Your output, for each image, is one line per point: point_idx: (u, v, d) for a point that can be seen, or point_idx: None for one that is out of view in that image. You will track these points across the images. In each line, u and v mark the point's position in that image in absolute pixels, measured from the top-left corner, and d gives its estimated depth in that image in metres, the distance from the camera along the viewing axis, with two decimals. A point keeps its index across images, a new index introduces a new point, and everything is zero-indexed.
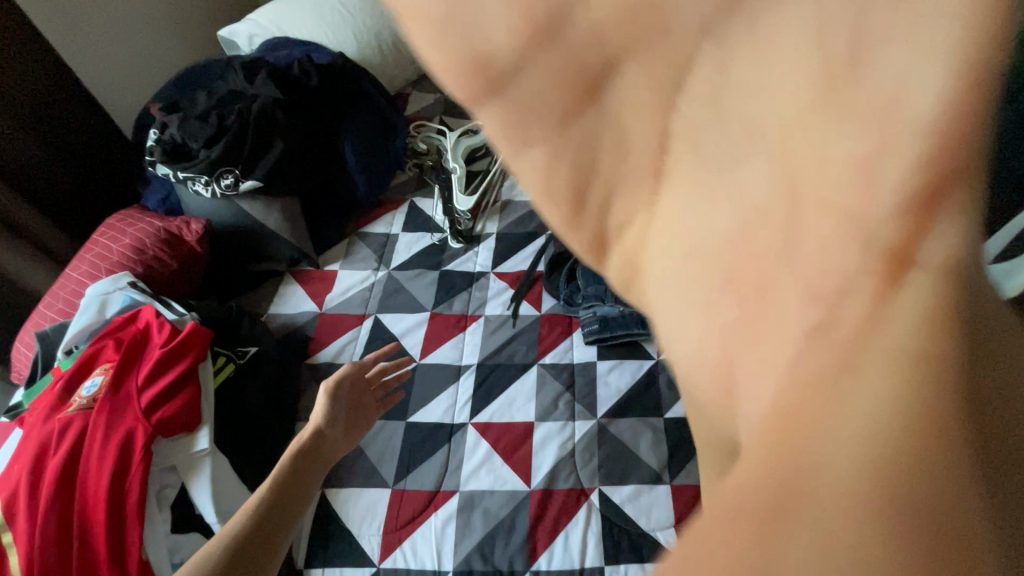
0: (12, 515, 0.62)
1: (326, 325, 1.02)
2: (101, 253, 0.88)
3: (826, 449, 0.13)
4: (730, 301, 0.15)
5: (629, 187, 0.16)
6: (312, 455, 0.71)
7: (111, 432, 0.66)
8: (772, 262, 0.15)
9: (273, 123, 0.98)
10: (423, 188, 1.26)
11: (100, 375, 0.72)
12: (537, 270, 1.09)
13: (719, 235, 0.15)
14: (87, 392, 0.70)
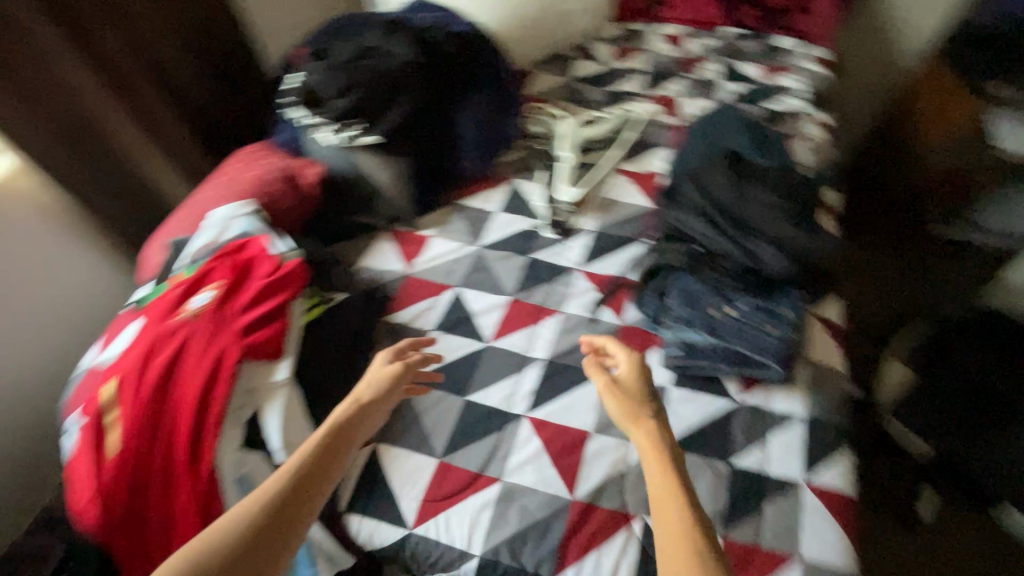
0: (121, 397, 0.71)
1: (409, 287, 1.05)
2: (231, 181, 0.96)
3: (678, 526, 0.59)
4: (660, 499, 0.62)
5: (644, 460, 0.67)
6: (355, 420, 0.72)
7: (209, 347, 0.73)
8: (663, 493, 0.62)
9: (398, 83, 1.01)
10: (528, 170, 1.23)
11: (209, 292, 0.79)
12: (626, 277, 1.06)
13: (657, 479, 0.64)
14: (196, 305, 0.77)
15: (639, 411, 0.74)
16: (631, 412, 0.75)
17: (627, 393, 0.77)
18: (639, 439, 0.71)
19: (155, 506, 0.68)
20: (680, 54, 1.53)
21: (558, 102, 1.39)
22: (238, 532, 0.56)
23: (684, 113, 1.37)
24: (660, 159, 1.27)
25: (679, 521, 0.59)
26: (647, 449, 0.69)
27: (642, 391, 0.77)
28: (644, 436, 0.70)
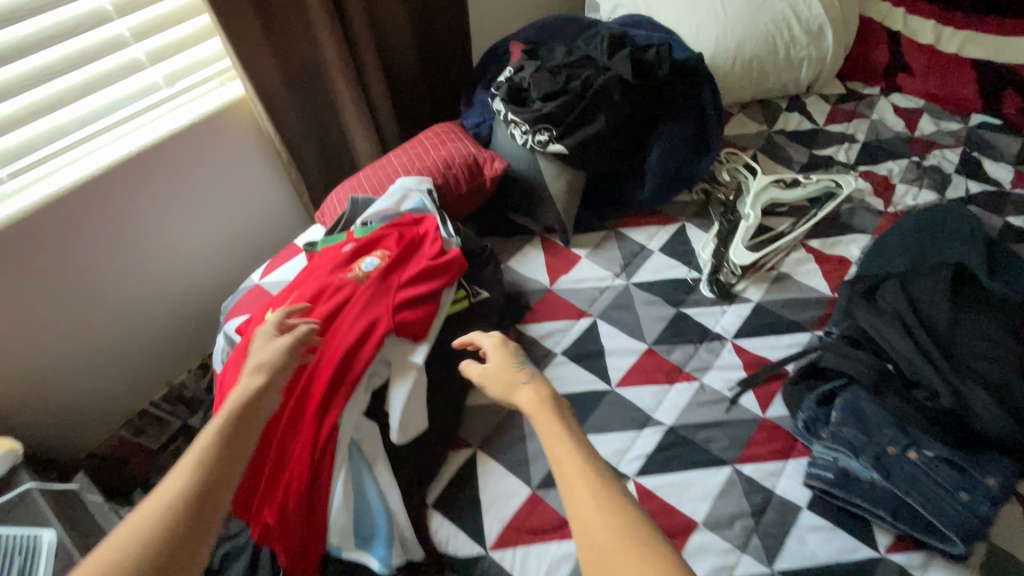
0: None
1: (548, 303, 1.02)
2: (418, 153, 0.98)
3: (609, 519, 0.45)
4: (573, 488, 0.48)
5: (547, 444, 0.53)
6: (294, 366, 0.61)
7: (365, 310, 0.76)
8: (588, 481, 0.48)
9: (606, 100, 0.96)
10: (700, 217, 1.16)
11: (377, 258, 0.82)
12: (785, 368, 0.93)
13: (570, 463, 0.50)
14: (365, 267, 0.81)
15: (513, 377, 0.62)
16: (507, 383, 0.62)
17: (496, 371, 0.64)
18: (531, 405, 0.58)
19: (278, 435, 0.73)
20: (910, 132, 1.34)
21: (753, 151, 1.29)
22: (178, 492, 0.44)
23: (898, 201, 1.20)
24: (856, 245, 1.12)
25: (619, 512, 0.45)
26: (534, 417, 0.56)
27: (511, 354, 0.67)
28: (553, 415, 0.57)
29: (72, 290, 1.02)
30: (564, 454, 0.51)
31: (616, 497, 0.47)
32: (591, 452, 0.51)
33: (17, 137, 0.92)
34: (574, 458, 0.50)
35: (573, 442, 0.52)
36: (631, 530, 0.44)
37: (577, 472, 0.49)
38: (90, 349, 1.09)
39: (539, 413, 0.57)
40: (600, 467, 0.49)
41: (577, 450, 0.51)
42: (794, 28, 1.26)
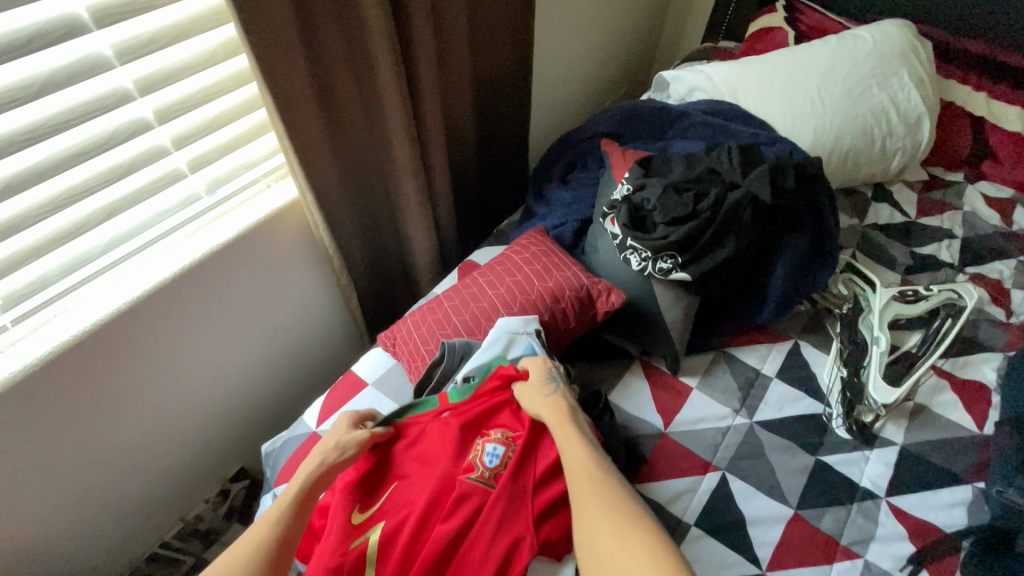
0: (385, 551, 0.60)
1: (666, 452, 0.86)
2: (519, 282, 0.82)
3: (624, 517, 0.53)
4: (590, 491, 0.56)
5: (565, 449, 0.62)
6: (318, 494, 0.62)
7: (498, 529, 0.59)
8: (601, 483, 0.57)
9: (737, 221, 0.83)
10: (813, 333, 1.03)
11: (500, 446, 0.66)
12: (962, 542, 0.78)
13: (584, 463, 0.59)
14: (487, 462, 0.64)
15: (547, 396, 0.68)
16: (534, 395, 0.67)
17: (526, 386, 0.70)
18: (554, 423, 0.64)
19: None
20: (1008, 226, 1.24)
21: (851, 250, 1.17)
22: None
23: (1020, 310, 1.08)
24: (990, 366, 0.99)
25: (624, 514, 0.53)
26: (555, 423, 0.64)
27: (544, 371, 0.70)
28: (577, 432, 0.63)
29: (80, 441, 0.83)
30: (571, 454, 0.60)
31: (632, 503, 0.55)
32: (607, 461, 0.60)
33: (28, 275, 0.72)
34: (594, 468, 0.59)
35: (592, 453, 0.60)
36: (645, 527, 0.52)
37: (596, 477, 0.57)
38: (93, 500, 0.90)
39: (561, 423, 0.64)
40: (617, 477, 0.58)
41: (595, 460, 0.60)
42: (891, 118, 1.17)
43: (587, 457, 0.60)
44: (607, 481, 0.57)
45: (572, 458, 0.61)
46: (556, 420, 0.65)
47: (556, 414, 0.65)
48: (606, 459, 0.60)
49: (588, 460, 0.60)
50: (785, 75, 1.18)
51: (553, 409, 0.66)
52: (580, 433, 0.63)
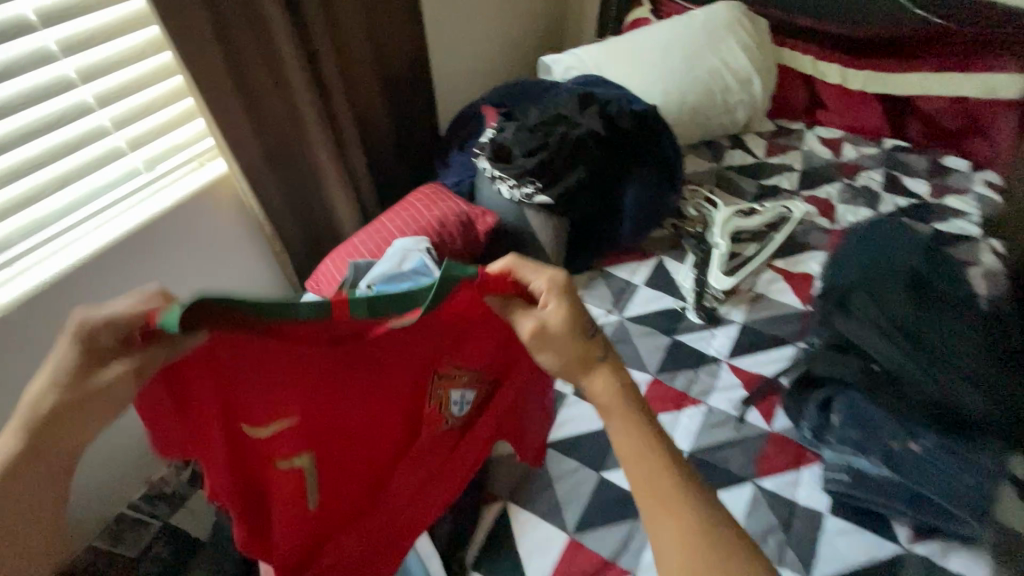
0: (326, 483, 0.66)
1: None
2: (413, 215, 1.02)
3: (721, 551, 0.47)
4: (654, 499, 0.50)
5: (617, 429, 0.53)
6: (64, 431, 0.49)
7: (449, 461, 0.74)
8: (673, 494, 0.50)
9: (581, 150, 1.05)
10: (675, 250, 1.24)
11: (466, 388, 0.69)
12: (780, 382, 0.99)
13: (660, 472, 0.50)
14: (458, 407, 0.70)
15: (579, 347, 0.55)
16: (578, 357, 0.55)
17: (558, 333, 0.55)
18: (629, 432, 0.52)
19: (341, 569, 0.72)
20: (837, 158, 1.51)
21: (709, 187, 1.41)
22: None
23: (841, 218, 1.33)
24: (815, 261, 1.23)
25: (695, 529, 0.48)
26: (614, 410, 0.53)
27: (582, 321, 0.55)
28: (640, 425, 0.52)
29: None
30: (656, 467, 0.51)
31: (730, 527, 0.49)
32: (673, 458, 0.52)
33: None
34: (665, 476, 0.50)
35: (664, 454, 0.51)
36: (759, 571, 0.47)
37: (667, 486, 0.50)
38: None
39: (615, 403, 0.53)
40: (689, 486, 0.50)
41: (667, 463, 0.51)
42: (726, 78, 1.42)
43: (655, 457, 0.51)
44: (682, 492, 0.50)
45: (620, 435, 0.53)
46: (614, 406, 0.53)
47: (597, 382, 0.54)
48: (676, 452, 0.52)
49: (663, 465, 0.51)
50: (637, 50, 1.43)
51: (605, 384, 0.54)
52: (664, 438, 0.53)
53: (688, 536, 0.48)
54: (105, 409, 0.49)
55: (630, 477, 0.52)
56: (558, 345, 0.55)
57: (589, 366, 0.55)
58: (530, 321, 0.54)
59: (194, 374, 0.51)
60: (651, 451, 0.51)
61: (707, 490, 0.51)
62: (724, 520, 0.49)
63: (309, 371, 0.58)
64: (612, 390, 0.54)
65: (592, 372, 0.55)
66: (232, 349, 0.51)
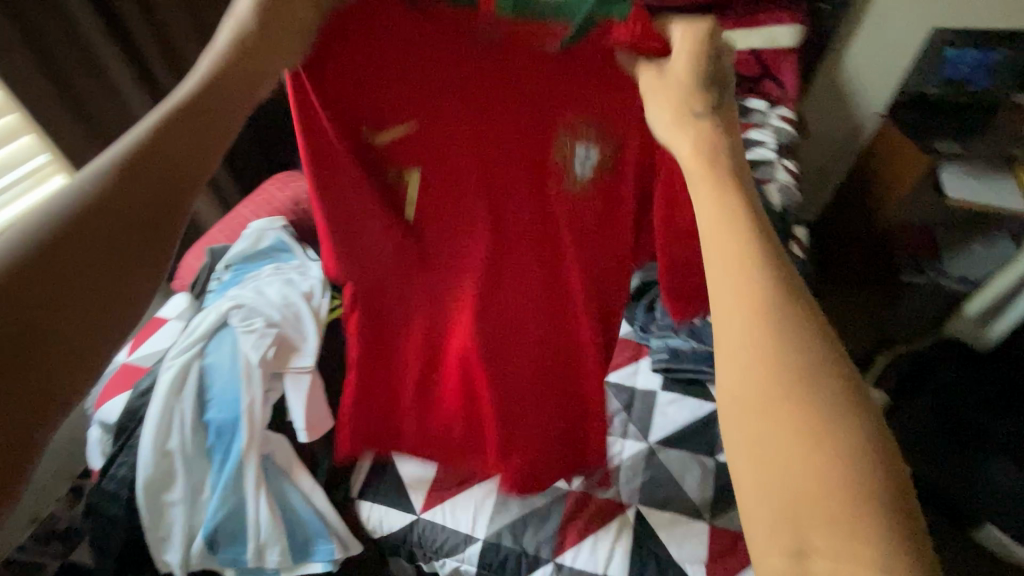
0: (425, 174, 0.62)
1: None
2: (268, 200, 1.09)
3: (803, 424, 0.28)
4: (748, 327, 0.31)
5: (716, 185, 0.36)
6: (248, 75, 0.41)
7: (552, 295, 0.67)
8: (763, 308, 0.31)
9: None
10: None
11: (592, 147, 0.56)
12: None
13: (758, 276, 0.31)
14: (581, 164, 0.57)
15: (686, 104, 0.42)
16: (682, 104, 0.42)
17: (670, 73, 0.44)
18: (695, 146, 0.39)
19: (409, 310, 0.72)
20: None
21: None
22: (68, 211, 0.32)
23: None
24: None
25: (808, 389, 0.29)
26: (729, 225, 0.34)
27: (699, 55, 0.43)
28: (710, 171, 0.37)
29: None
30: (739, 254, 0.33)
31: (838, 398, 0.29)
32: (772, 275, 0.32)
33: None
34: (757, 282, 0.31)
35: (760, 266, 0.32)
36: (867, 467, 0.27)
37: (761, 295, 0.31)
38: None
39: (707, 154, 0.38)
40: (789, 316, 0.31)
41: (759, 274, 0.32)
42: None
43: (759, 259, 0.32)
44: (745, 234, 0.33)
45: (709, 204, 0.36)
46: (733, 172, 0.37)
47: (679, 124, 0.41)
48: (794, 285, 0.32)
49: (745, 252, 0.32)
50: None
51: (688, 132, 0.40)
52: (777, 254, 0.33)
53: (759, 364, 0.30)
54: (280, 42, 0.45)
55: (708, 263, 0.34)
56: (672, 113, 0.42)
57: (672, 107, 0.42)
58: (696, 106, 0.41)
59: (424, 63, 0.55)
60: (755, 234, 0.33)
61: (813, 334, 0.31)
62: (828, 394, 0.29)
63: (475, 84, 0.55)
64: (691, 155, 0.39)
65: (701, 127, 0.40)
66: (365, 20, 0.53)
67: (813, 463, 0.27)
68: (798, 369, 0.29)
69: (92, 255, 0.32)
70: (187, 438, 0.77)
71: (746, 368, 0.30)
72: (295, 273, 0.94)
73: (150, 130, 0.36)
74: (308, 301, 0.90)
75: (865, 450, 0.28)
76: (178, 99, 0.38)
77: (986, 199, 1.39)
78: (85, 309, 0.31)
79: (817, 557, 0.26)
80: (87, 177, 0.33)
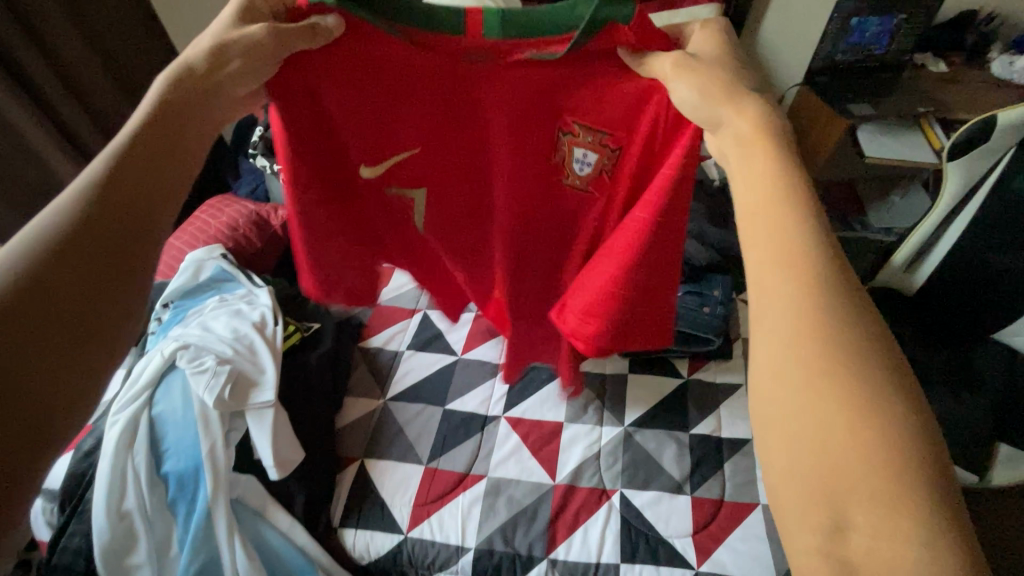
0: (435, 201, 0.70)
1: (380, 315, 1.12)
2: (200, 228, 1.02)
3: (854, 420, 0.30)
4: (801, 324, 0.33)
5: (763, 157, 0.40)
6: (196, 112, 0.45)
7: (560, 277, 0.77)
8: (806, 290, 0.33)
9: None
10: None
11: (595, 153, 0.60)
12: None
13: (810, 256, 0.34)
14: (581, 168, 0.62)
15: (729, 91, 0.45)
16: (724, 90, 0.45)
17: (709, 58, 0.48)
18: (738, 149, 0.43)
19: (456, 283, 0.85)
20: None
21: None
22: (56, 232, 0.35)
23: None
24: None
25: (846, 383, 0.30)
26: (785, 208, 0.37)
27: (726, 54, 0.49)
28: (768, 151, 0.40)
29: None
30: (791, 236, 0.36)
31: (901, 404, 0.29)
32: (820, 265, 0.34)
33: None
34: (796, 279, 0.34)
35: (807, 249, 0.35)
36: (919, 468, 0.28)
37: (806, 285, 0.34)
38: None
39: (745, 131, 0.43)
40: (834, 316, 0.32)
41: (805, 257, 0.35)
42: None
43: (816, 237, 0.35)
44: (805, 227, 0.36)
45: (757, 171, 0.40)
46: (762, 155, 0.41)
47: (709, 105, 0.46)
48: (843, 276, 0.34)
49: (800, 233, 0.36)
50: None
51: (735, 107, 0.44)
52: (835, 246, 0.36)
53: (806, 354, 0.32)
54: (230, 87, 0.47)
55: (756, 252, 0.37)
56: (703, 93, 0.47)
57: (688, 80, 0.47)
58: (746, 106, 0.44)
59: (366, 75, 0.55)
60: (807, 219, 0.36)
61: (873, 332, 0.32)
62: (897, 400, 0.30)
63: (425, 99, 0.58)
64: (746, 129, 0.43)
65: (733, 106, 0.45)
66: (353, 58, 0.54)
67: (878, 464, 0.28)
68: (841, 350, 0.31)
69: (95, 269, 0.35)
70: (145, 496, 0.71)
71: (793, 367, 0.32)
72: (242, 304, 0.90)
73: (104, 168, 0.39)
74: (260, 331, 0.86)
75: (919, 458, 0.28)
76: (122, 141, 0.41)
77: (900, 155, 1.52)
78: (71, 331, 0.33)
79: (851, 522, 0.29)
80: (48, 215, 0.35)
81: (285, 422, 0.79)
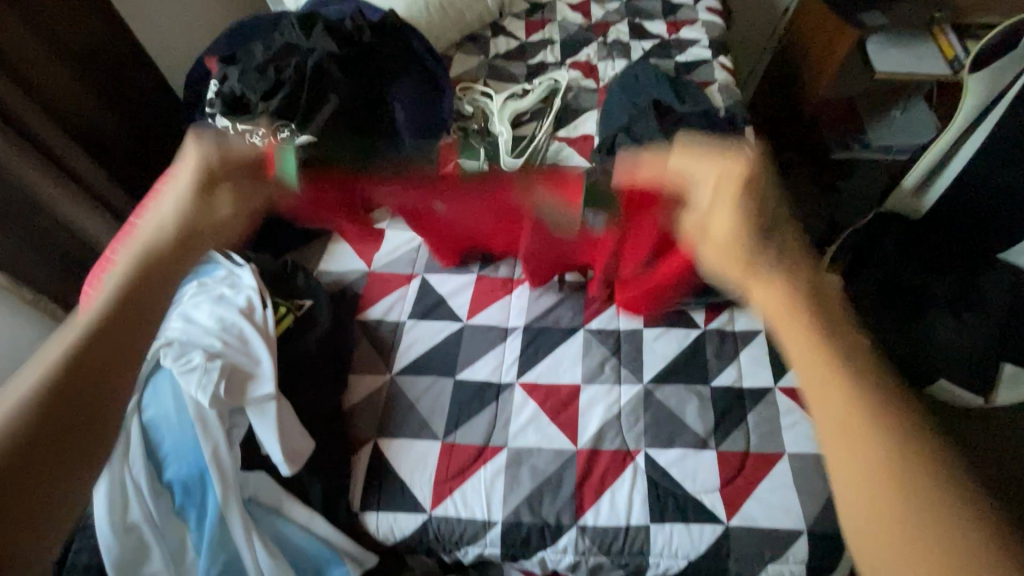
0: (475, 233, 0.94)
1: (374, 284, 1.04)
2: None
3: (887, 485, 0.37)
4: (844, 414, 0.39)
5: (776, 254, 0.46)
6: (195, 238, 0.47)
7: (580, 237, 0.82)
8: (819, 382, 0.40)
9: (328, 77, 0.99)
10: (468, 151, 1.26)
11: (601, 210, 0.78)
12: None
13: (838, 348, 0.41)
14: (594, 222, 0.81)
15: (773, 220, 0.48)
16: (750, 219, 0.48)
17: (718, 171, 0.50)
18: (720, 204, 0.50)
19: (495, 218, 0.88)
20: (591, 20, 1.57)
21: (483, 80, 1.41)
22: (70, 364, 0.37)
23: (605, 75, 1.43)
24: (591, 121, 1.33)
25: (897, 444, 0.37)
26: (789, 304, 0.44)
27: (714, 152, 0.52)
28: (735, 202, 0.49)
29: None
30: (804, 312, 0.43)
31: (918, 458, 0.37)
32: (848, 349, 0.41)
33: None
34: (807, 374, 0.42)
35: (846, 351, 0.41)
36: (965, 506, 0.35)
37: (814, 370, 0.41)
38: None
39: (745, 245, 0.47)
40: (859, 389, 0.39)
41: (835, 337, 0.42)
42: None
43: (838, 338, 0.42)
44: (776, 279, 0.45)
45: (765, 269, 0.46)
46: (760, 262, 0.46)
47: (741, 218, 0.48)
48: (862, 346, 0.42)
49: (789, 295, 0.44)
50: None
51: (751, 201, 0.48)
52: (841, 319, 0.44)
53: (849, 426, 0.39)
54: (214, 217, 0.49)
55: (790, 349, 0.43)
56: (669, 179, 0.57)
57: (721, 209, 0.50)
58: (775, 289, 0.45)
59: None
60: (802, 297, 0.44)
61: (882, 380, 0.40)
62: (904, 445, 0.37)
63: None
64: (734, 243, 0.48)
65: (735, 208, 0.49)
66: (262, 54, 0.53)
67: (923, 513, 0.35)
68: (873, 433, 0.38)
69: (66, 418, 0.36)
70: (150, 505, 0.67)
71: (850, 460, 0.38)
72: (224, 288, 0.82)
73: (119, 287, 0.42)
74: (249, 318, 0.79)
75: (972, 500, 0.35)
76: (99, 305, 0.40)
77: (907, 67, 1.46)
78: (84, 446, 0.36)
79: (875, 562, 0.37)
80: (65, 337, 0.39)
81: (290, 414, 0.73)
